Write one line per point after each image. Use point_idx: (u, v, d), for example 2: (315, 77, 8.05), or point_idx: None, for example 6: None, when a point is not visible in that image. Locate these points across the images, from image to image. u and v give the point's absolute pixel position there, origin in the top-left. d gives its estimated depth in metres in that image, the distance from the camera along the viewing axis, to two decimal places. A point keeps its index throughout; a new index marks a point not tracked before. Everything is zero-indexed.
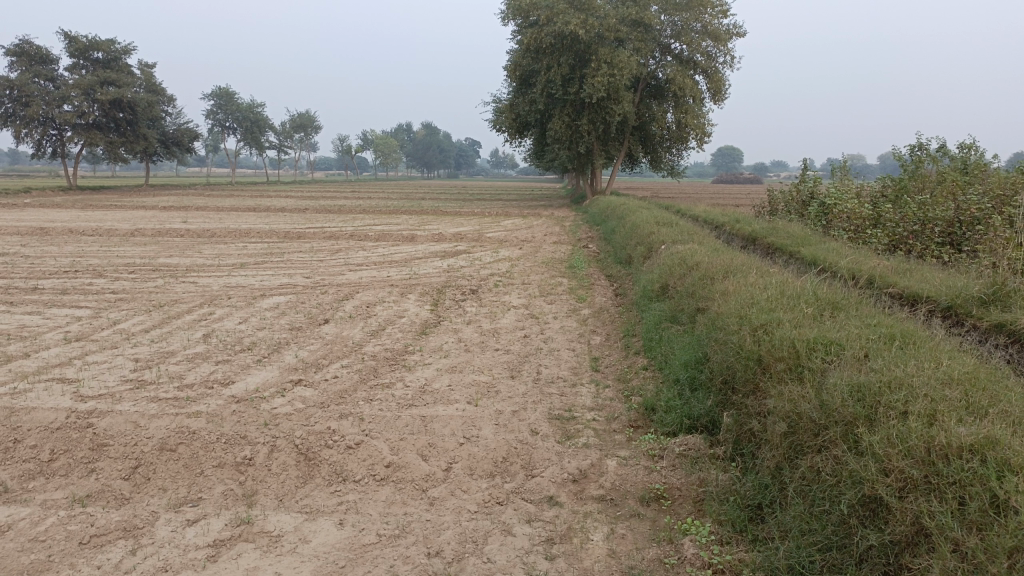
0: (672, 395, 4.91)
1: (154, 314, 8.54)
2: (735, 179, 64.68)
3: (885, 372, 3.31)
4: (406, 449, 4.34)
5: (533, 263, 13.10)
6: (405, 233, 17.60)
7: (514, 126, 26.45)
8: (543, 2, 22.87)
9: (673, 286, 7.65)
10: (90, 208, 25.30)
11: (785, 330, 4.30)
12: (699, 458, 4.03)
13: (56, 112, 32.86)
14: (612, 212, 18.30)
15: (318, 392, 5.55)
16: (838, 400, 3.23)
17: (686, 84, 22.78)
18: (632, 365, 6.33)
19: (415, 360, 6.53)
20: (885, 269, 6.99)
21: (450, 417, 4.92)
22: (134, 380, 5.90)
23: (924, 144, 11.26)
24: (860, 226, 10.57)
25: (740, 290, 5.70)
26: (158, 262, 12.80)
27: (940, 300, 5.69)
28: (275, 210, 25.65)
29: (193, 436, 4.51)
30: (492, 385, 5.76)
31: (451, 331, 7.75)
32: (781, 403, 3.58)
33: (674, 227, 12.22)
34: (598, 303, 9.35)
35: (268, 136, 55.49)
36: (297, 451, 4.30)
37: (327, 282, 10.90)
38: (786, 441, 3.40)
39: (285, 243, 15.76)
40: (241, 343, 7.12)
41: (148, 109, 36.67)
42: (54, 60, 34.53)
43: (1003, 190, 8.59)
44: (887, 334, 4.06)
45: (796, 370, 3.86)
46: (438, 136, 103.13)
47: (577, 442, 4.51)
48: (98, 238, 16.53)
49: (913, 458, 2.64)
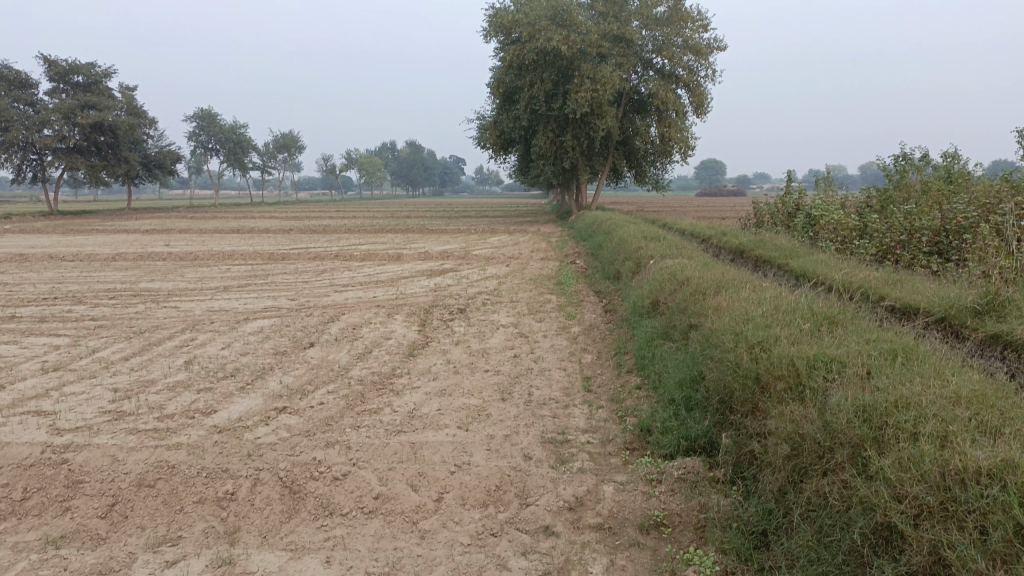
0: (667, 415, 4.78)
1: (135, 341, 8.32)
2: (718, 192, 65.01)
3: (891, 390, 3.20)
4: (395, 479, 4.18)
5: (521, 281, 12.98)
6: (391, 253, 17.46)
7: (498, 142, 26.46)
8: (525, 19, 22.92)
9: (664, 302, 7.55)
10: (71, 233, 25.03)
11: (783, 348, 4.19)
12: (698, 482, 3.90)
13: (36, 137, 32.60)
14: (599, 227, 18.25)
15: (304, 420, 5.37)
16: (844, 420, 3.12)
17: (669, 98, 22.85)
18: (625, 384, 6.20)
19: (403, 384, 6.37)
20: (875, 280, 6.92)
21: (440, 443, 4.77)
22: (112, 411, 5.70)
23: (908, 154, 11.29)
24: (847, 237, 10.53)
25: (734, 306, 5.60)
26: (140, 288, 12.57)
27: (934, 310, 5.62)
28: (259, 231, 25.44)
29: (172, 471, 4.34)
30: (483, 408, 5.61)
31: (440, 352, 7.60)
32: (782, 423, 3.46)
33: (661, 241, 12.17)
34: (587, 320, 9.24)
35: (251, 157, 55.23)
36: (282, 484, 4.14)
37: (313, 304, 10.72)
38: (789, 464, 3.28)
39: (269, 264, 15.57)
40: (223, 369, 6.93)
41: (129, 132, 36.42)
42: (34, 84, 34.27)
43: (988, 198, 8.57)
44: (887, 349, 3.97)
45: (796, 389, 3.74)
46: (422, 154, 103.26)
47: (572, 467, 4.37)
48: (78, 263, 16.27)
49: (927, 483, 2.53)
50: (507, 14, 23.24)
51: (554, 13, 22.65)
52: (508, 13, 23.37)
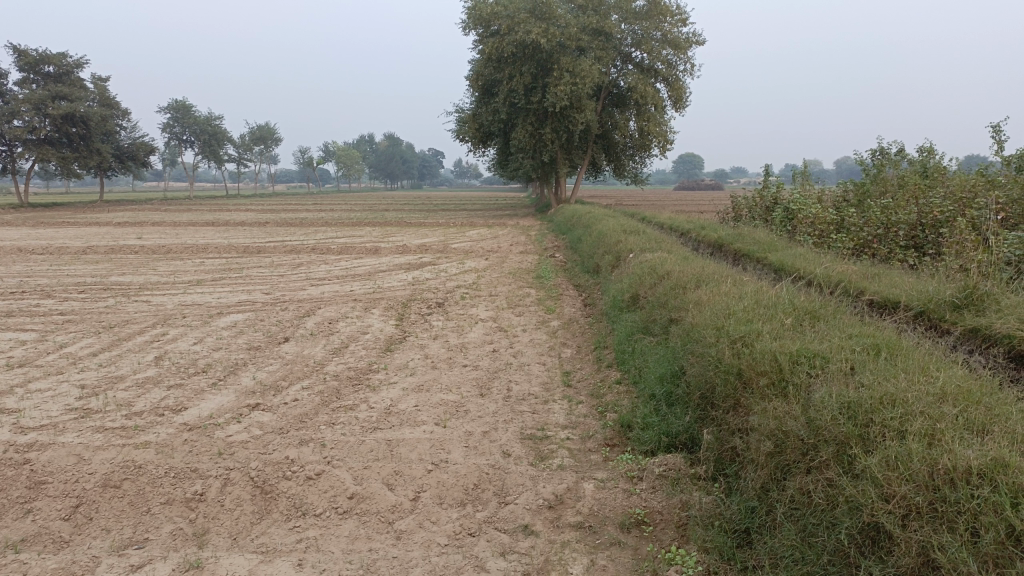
0: (648, 411, 4.73)
1: (104, 336, 8.12)
2: (695, 186, 65.37)
3: (877, 387, 3.15)
4: (370, 478, 4.07)
5: (500, 274, 12.88)
6: (369, 246, 17.28)
7: (477, 135, 26.32)
8: (504, 11, 22.77)
9: (644, 296, 7.50)
10: (41, 225, 24.50)
11: (765, 343, 4.13)
12: (680, 479, 3.83)
13: (5, 128, 31.93)
14: (578, 221, 18.21)
15: (277, 417, 5.25)
16: (828, 417, 3.06)
17: (648, 92, 22.78)
18: (604, 379, 6.13)
19: (379, 380, 6.26)
20: (855, 273, 6.91)
21: (417, 440, 4.67)
22: (79, 409, 5.52)
23: (885, 149, 11.33)
24: (824, 231, 10.53)
25: (715, 300, 5.55)
26: (111, 281, 12.32)
27: (913, 304, 5.62)
28: (234, 224, 25.11)
29: (139, 471, 4.20)
30: (461, 404, 5.51)
31: (417, 347, 7.49)
32: (765, 419, 3.40)
33: (641, 235, 12.13)
34: (567, 314, 9.18)
35: (228, 150, 54.55)
36: (253, 484, 4.01)
37: (288, 298, 10.55)
38: (772, 461, 3.22)
39: (244, 258, 15.35)
40: (195, 365, 6.77)
41: (101, 123, 35.77)
42: (2, 74, 33.54)
43: (965, 193, 8.60)
44: (871, 344, 3.92)
45: (779, 385, 3.68)
46: (401, 147, 102.76)
47: (552, 464, 4.29)
48: (47, 256, 15.93)
49: (915, 483, 2.48)
50: (486, 6, 23.07)
51: (533, 6, 22.50)
52: (487, 5, 23.22)
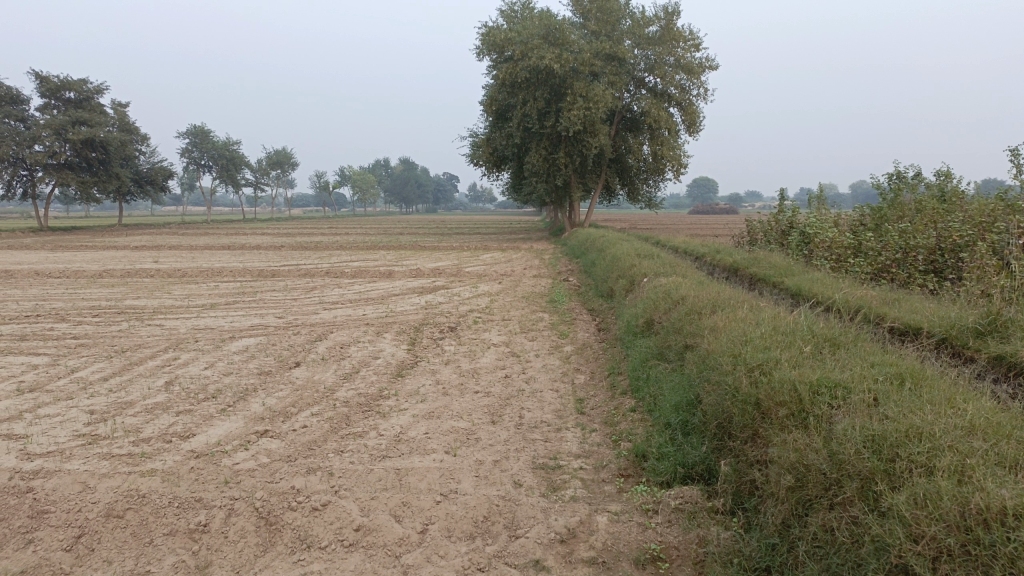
0: (663, 441, 4.60)
1: (115, 360, 8.09)
2: (709, 209, 65.20)
3: (902, 419, 3.03)
4: (378, 509, 3.97)
5: (513, 298, 12.81)
6: (382, 270, 17.27)
7: (491, 159, 26.40)
8: (517, 37, 22.93)
9: (658, 321, 7.38)
10: (60, 249, 24.74)
11: (784, 371, 4.01)
12: (696, 513, 3.71)
13: (27, 153, 32.39)
14: (591, 244, 18.14)
15: (285, 444, 5.16)
16: (851, 450, 2.94)
17: (661, 116, 22.76)
18: (618, 407, 6.00)
19: (390, 406, 6.17)
20: (874, 298, 6.78)
21: (427, 470, 4.58)
22: (87, 435, 5.47)
23: (902, 172, 11.20)
24: (841, 255, 10.38)
25: (731, 325, 5.44)
26: (125, 305, 12.35)
27: (934, 331, 5.48)
28: (249, 248, 25.23)
29: (143, 501, 4.12)
30: (472, 431, 5.41)
31: (428, 372, 7.40)
32: (785, 451, 3.28)
33: (655, 259, 12.03)
34: (580, 340, 9.07)
35: (244, 174, 55.10)
36: (257, 514, 3.92)
37: (301, 322, 10.52)
38: (793, 496, 3.09)
39: (258, 282, 15.37)
40: (204, 390, 6.71)
41: (121, 148, 36.24)
42: (25, 100, 34.14)
43: (984, 217, 8.46)
44: (895, 374, 3.79)
45: (799, 416, 3.56)
46: (416, 171, 103.54)
47: (564, 495, 4.18)
48: (64, 280, 16.04)
49: (946, 523, 2.36)
50: (500, 32, 23.24)
51: (547, 32, 22.66)
52: (501, 31, 23.35)
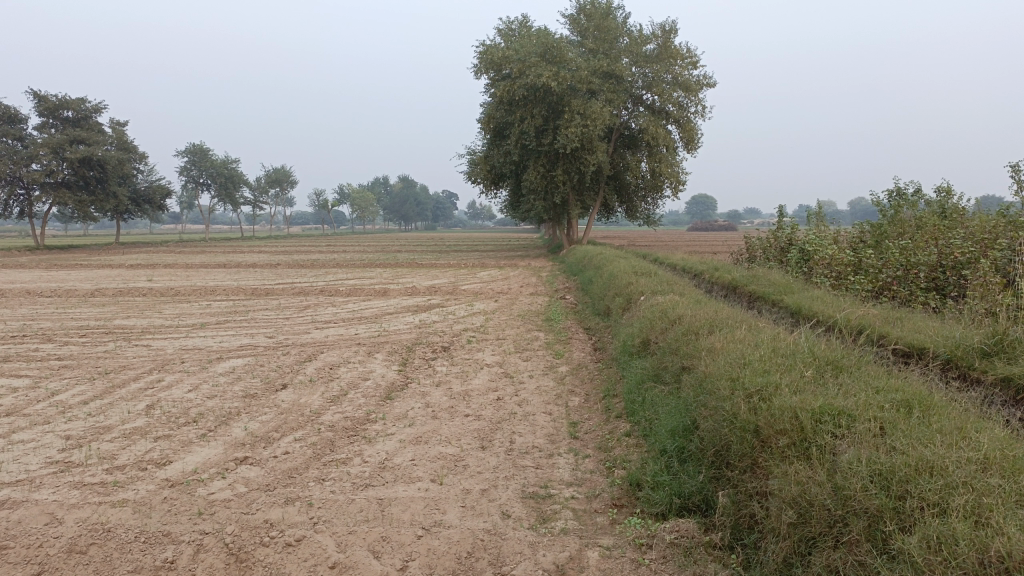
0: (658, 468, 4.38)
1: (97, 383, 7.87)
2: (708, 226, 65.27)
3: (911, 450, 2.83)
4: (356, 545, 3.75)
5: (508, 317, 12.62)
6: (378, 288, 17.09)
7: (489, 177, 26.32)
8: (515, 55, 22.91)
9: (655, 341, 7.18)
10: (54, 268, 24.53)
11: (784, 397, 3.81)
12: (693, 548, 3.49)
13: (24, 171, 32.25)
14: (588, 262, 17.99)
15: (264, 472, 4.95)
16: (857, 485, 2.74)
17: (659, 133, 22.66)
18: (613, 431, 5.78)
19: (376, 431, 5.95)
20: (876, 317, 6.61)
21: (411, 500, 4.37)
22: (59, 463, 5.25)
23: (902, 189, 11.05)
24: (841, 272, 10.21)
25: (730, 347, 5.23)
26: (114, 325, 12.12)
27: (939, 351, 5.30)
28: (245, 266, 25.03)
29: (108, 535, 3.91)
30: (460, 458, 5.19)
31: (419, 395, 7.18)
32: (786, 484, 3.07)
33: (653, 277, 11.86)
34: (576, 360, 8.86)
35: (243, 192, 55.04)
36: (228, 551, 3.71)
37: (291, 342, 10.32)
38: (795, 532, 2.89)
39: (251, 301, 15.17)
40: (186, 415, 6.49)
41: (118, 167, 36.18)
42: (23, 119, 34.13)
43: (986, 233, 8.31)
44: (902, 400, 3.59)
45: (801, 445, 3.36)
46: (414, 189, 103.87)
47: (554, 528, 3.96)
48: (54, 299, 15.83)
49: (962, 571, 2.19)
50: (497, 51, 23.26)
51: (544, 50, 22.65)
52: (498, 49, 23.36)
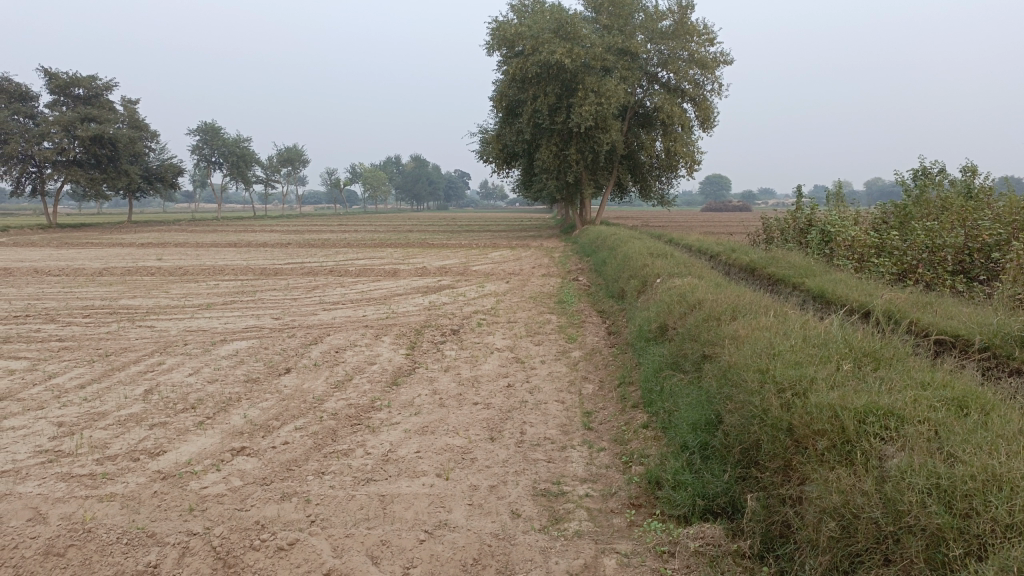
0: (679, 466, 4.07)
1: (97, 366, 7.63)
2: (722, 207, 64.58)
3: (972, 459, 2.52)
4: (352, 549, 3.48)
5: (520, 299, 12.32)
6: (388, 268, 16.79)
7: (501, 156, 25.88)
8: (528, 31, 22.39)
9: (674, 327, 6.84)
10: (64, 246, 24.31)
11: (822, 393, 3.49)
12: (719, 558, 3.19)
13: (35, 149, 32.09)
14: (602, 243, 17.64)
15: (261, 464, 4.69)
16: (912, 499, 2.45)
17: (675, 111, 22.16)
18: (630, 423, 5.47)
19: (381, 419, 5.67)
20: (905, 302, 6.27)
21: (415, 497, 4.09)
22: (48, 452, 5.00)
23: (926, 169, 10.61)
24: (863, 255, 9.82)
25: (755, 335, 4.91)
26: (119, 305, 11.87)
27: (974, 339, 4.99)
28: (255, 245, 24.75)
29: (89, 536, 3.66)
30: (468, 450, 4.90)
31: (426, 381, 6.91)
32: (826, 492, 2.77)
33: (669, 258, 11.53)
34: (589, 344, 8.56)
35: (255, 170, 54.75)
36: (215, 554, 3.46)
37: (297, 324, 10.05)
38: (838, 548, 2.60)
39: (259, 280, 14.93)
40: (184, 401, 6.23)
41: (130, 145, 35.93)
42: (34, 97, 33.90)
43: (1016, 213, 7.92)
44: (952, 399, 3.27)
45: (842, 448, 3.06)
46: (427, 169, 103.36)
47: (567, 531, 3.68)
48: (61, 278, 15.60)
49: None
50: (511, 27, 22.75)
51: (558, 26, 22.15)
52: (511, 25, 22.85)
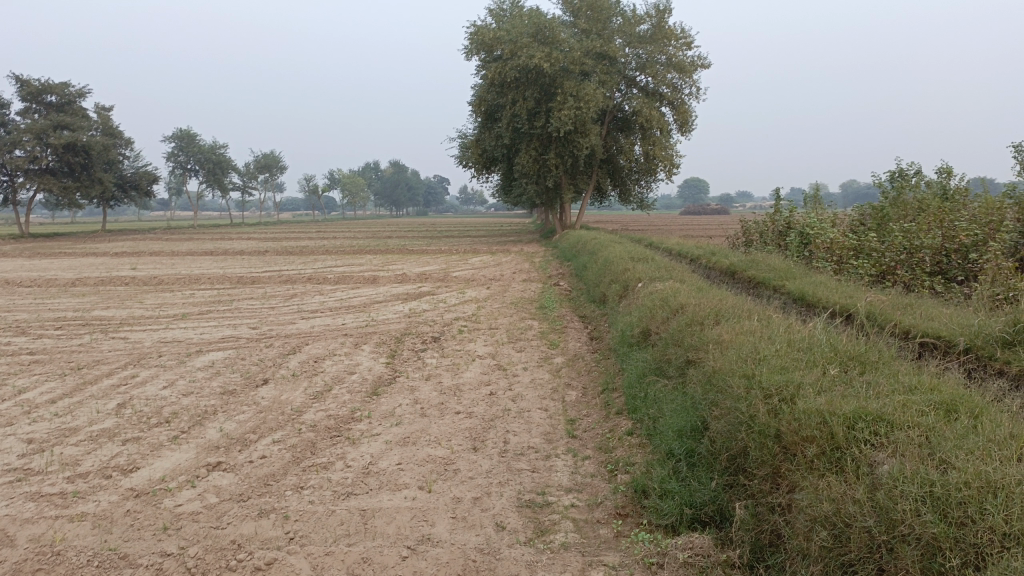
0: (666, 474, 4.00)
1: (68, 379, 7.43)
2: (700, 210, 64.90)
3: (965, 465, 2.48)
4: (332, 568, 3.38)
5: (501, 305, 12.23)
6: (367, 275, 16.63)
7: (481, 161, 25.80)
8: (506, 36, 22.35)
9: (656, 332, 6.80)
10: (36, 256, 23.86)
11: (809, 398, 3.44)
12: (709, 568, 3.13)
13: (6, 158, 31.54)
14: (582, 247, 17.62)
15: (238, 479, 4.56)
16: (907, 508, 2.40)
17: (653, 115, 22.22)
18: (614, 430, 5.40)
19: (361, 431, 5.56)
20: (885, 304, 6.26)
21: (397, 510, 4.00)
22: (16, 471, 4.84)
23: (903, 171, 10.67)
24: (842, 256, 9.86)
25: (740, 340, 4.86)
26: (92, 316, 11.62)
27: (956, 340, 4.99)
28: (232, 253, 24.45)
29: (58, 559, 3.52)
30: (450, 461, 4.81)
31: (407, 390, 6.80)
32: (816, 500, 2.72)
33: (649, 262, 11.50)
34: (571, 350, 8.50)
35: (232, 177, 54.20)
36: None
37: (275, 333, 9.89)
38: (831, 557, 2.55)
39: (236, 289, 14.72)
40: (158, 415, 6.08)
41: (104, 152, 35.41)
42: (5, 104, 33.33)
43: (991, 214, 7.98)
44: (940, 403, 3.23)
45: (832, 455, 3.01)
46: (406, 175, 103.05)
47: (553, 543, 3.60)
48: (33, 289, 15.27)
49: None
50: (489, 32, 22.70)
51: (536, 31, 22.15)
52: (489, 30, 22.81)
